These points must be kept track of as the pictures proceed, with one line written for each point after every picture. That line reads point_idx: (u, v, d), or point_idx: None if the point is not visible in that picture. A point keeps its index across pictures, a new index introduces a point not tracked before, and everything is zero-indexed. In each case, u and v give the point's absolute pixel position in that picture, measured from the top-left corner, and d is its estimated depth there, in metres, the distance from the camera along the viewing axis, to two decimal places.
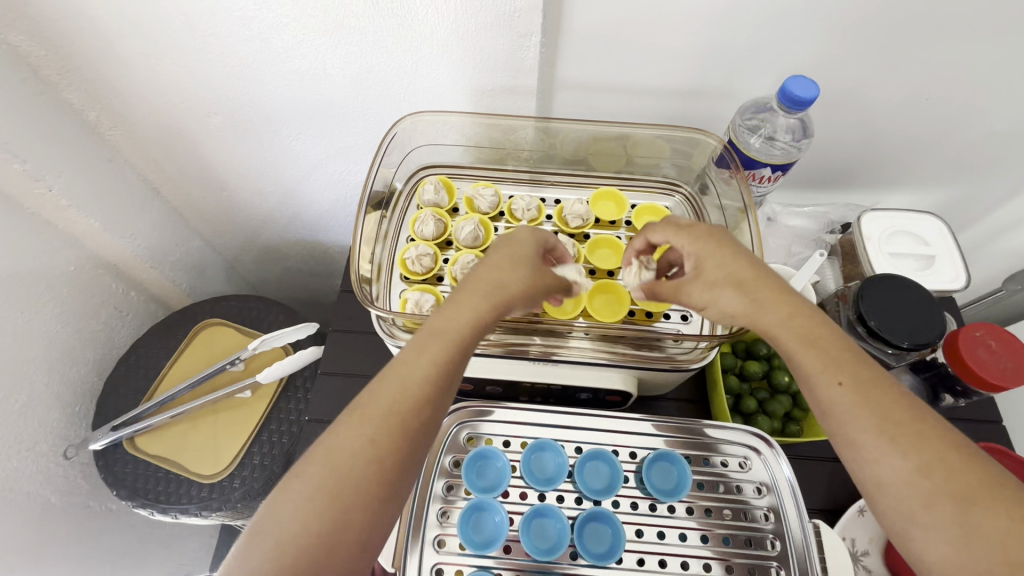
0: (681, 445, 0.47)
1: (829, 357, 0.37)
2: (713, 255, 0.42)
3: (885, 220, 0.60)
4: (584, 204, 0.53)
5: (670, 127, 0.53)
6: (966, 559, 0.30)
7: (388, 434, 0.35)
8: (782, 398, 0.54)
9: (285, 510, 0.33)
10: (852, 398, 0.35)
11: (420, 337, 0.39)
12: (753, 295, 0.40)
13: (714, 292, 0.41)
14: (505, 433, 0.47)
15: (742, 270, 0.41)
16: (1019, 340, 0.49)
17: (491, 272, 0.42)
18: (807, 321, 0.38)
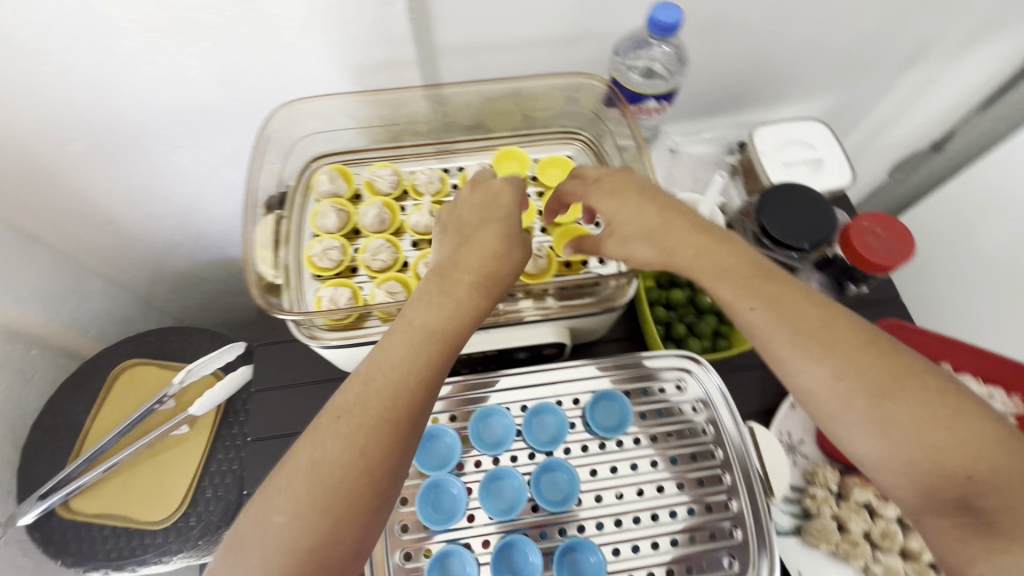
0: (619, 382, 0.48)
1: (743, 283, 0.39)
2: (620, 208, 0.43)
3: (774, 133, 0.63)
4: (486, 167, 0.52)
5: (554, 75, 0.53)
6: (883, 445, 0.33)
7: (378, 443, 0.34)
8: (708, 319, 0.57)
9: (269, 516, 0.33)
10: (767, 318, 0.37)
11: (410, 336, 0.37)
12: (659, 248, 0.41)
13: (627, 246, 0.43)
14: (450, 408, 0.47)
15: (653, 222, 0.42)
16: (900, 223, 0.53)
17: (486, 262, 0.40)
18: (716, 261, 0.40)
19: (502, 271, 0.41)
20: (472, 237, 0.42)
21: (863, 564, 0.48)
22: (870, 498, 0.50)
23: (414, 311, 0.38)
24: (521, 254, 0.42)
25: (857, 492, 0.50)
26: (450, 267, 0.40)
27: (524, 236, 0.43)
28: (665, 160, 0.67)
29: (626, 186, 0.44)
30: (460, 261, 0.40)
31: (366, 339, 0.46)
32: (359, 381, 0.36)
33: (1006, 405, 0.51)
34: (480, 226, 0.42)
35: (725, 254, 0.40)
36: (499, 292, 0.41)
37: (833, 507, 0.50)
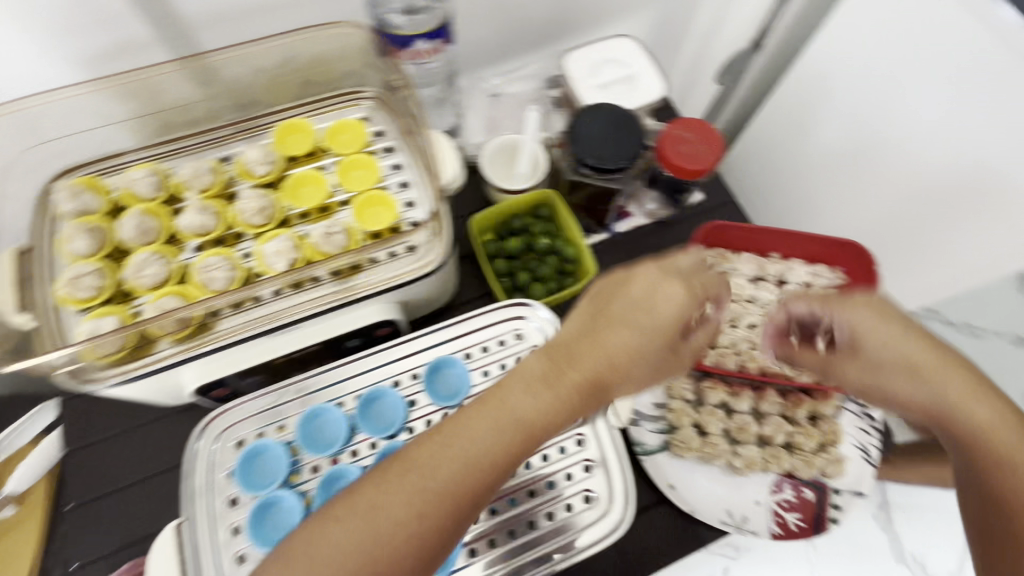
0: (456, 346, 0.46)
1: (990, 440, 0.33)
2: (873, 334, 0.38)
3: (584, 56, 0.61)
4: (259, 147, 0.46)
5: (300, 32, 0.47)
6: None
7: (438, 511, 0.30)
8: (547, 260, 0.55)
9: (306, 558, 0.28)
10: (1000, 446, 0.32)
11: (502, 417, 0.32)
12: (919, 396, 0.35)
13: (878, 378, 0.38)
14: (276, 418, 0.43)
15: (924, 363, 0.36)
16: (705, 125, 0.53)
17: (601, 364, 0.34)
18: (960, 410, 0.34)
19: (619, 377, 0.35)
20: (603, 326, 0.36)
21: (726, 461, 0.50)
22: (723, 397, 0.52)
23: (517, 395, 0.32)
24: (643, 374, 0.36)
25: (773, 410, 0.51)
26: (572, 359, 0.34)
27: (664, 355, 0.37)
28: (486, 104, 0.64)
29: (890, 325, 0.37)
30: (585, 354, 0.34)
31: (155, 367, 0.40)
32: (438, 443, 0.31)
33: (829, 280, 0.54)
34: (619, 314, 0.36)
35: (994, 407, 0.33)
36: (605, 394, 0.35)
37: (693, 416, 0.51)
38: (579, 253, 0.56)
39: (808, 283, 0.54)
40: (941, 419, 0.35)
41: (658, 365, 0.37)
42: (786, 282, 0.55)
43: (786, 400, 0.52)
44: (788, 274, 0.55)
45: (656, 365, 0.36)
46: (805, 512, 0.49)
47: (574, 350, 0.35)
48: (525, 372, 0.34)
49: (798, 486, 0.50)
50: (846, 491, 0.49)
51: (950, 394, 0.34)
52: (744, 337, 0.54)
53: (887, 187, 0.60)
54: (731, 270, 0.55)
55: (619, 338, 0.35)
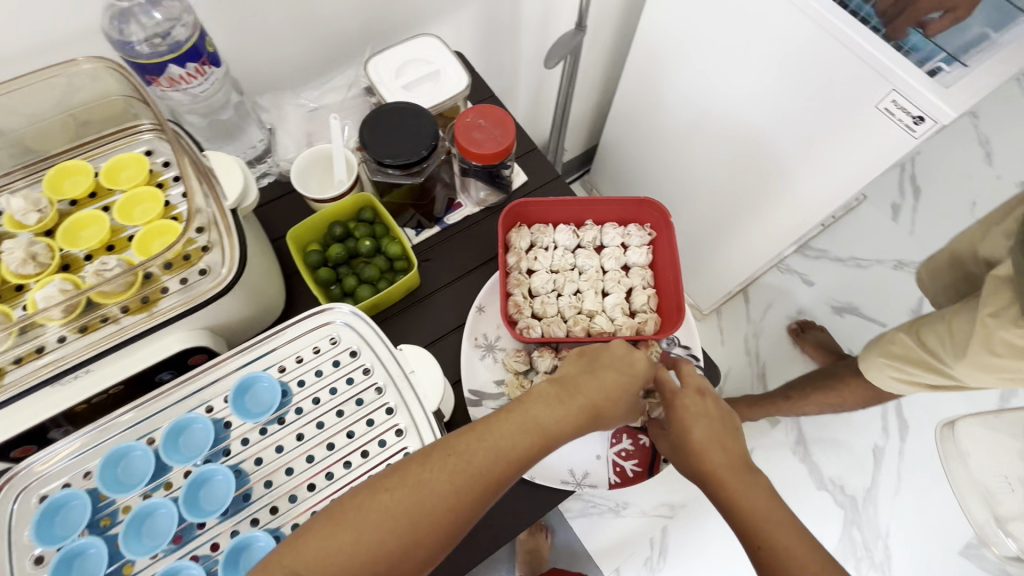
0: (268, 361, 0.46)
1: (739, 480, 0.44)
2: (677, 425, 0.47)
3: (388, 59, 0.62)
4: (27, 194, 0.45)
5: (46, 73, 0.46)
6: None
7: (471, 488, 0.37)
8: (372, 261, 0.56)
9: (366, 508, 0.35)
10: (740, 492, 0.43)
11: (523, 420, 0.40)
12: (701, 478, 0.45)
13: (678, 443, 0.47)
14: (81, 465, 0.42)
15: (707, 438, 0.45)
16: (478, 108, 0.57)
17: (599, 391, 0.43)
18: (723, 475, 0.44)
19: (609, 413, 0.43)
20: (602, 362, 0.45)
21: None
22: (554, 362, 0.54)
23: (539, 409, 0.41)
24: (625, 406, 0.45)
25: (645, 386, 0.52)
26: (577, 387, 0.43)
27: (638, 396, 0.46)
28: (303, 117, 0.64)
29: (686, 427, 0.46)
30: (583, 387, 0.43)
31: None
32: (475, 435, 0.39)
33: (639, 238, 0.58)
34: (606, 362, 0.45)
35: (740, 452, 0.45)
36: (599, 418, 0.43)
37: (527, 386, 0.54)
38: (404, 251, 0.57)
39: (622, 243, 0.59)
40: (716, 487, 0.44)
41: (636, 402, 0.46)
42: (604, 247, 0.59)
43: None
44: (603, 239, 0.59)
45: (635, 401, 0.46)
46: (641, 457, 0.52)
47: (581, 382, 0.43)
48: (540, 394, 0.43)
49: (634, 435, 0.53)
50: None
51: (713, 464, 0.44)
52: (570, 304, 0.57)
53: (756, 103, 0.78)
54: (551, 243, 0.59)
55: (611, 376, 0.44)
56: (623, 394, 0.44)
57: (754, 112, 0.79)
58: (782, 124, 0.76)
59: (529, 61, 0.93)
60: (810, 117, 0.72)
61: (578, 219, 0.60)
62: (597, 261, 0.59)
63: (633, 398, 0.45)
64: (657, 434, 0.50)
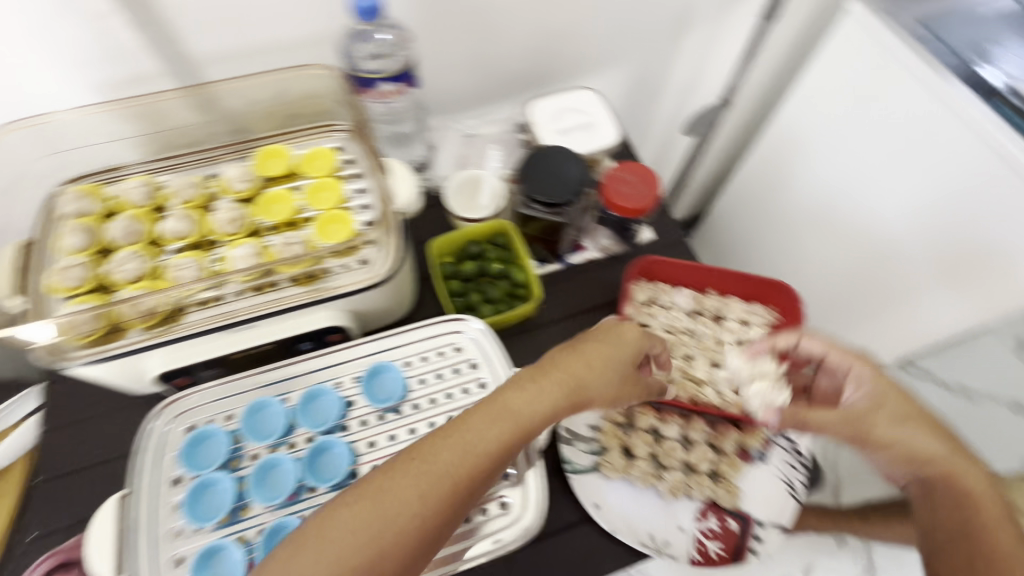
0: (397, 354, 0.50)
1: (954, 460, 0.42)
2: (893, 401, 0.45)
3: (549, 103, 0.67)
4: (242, 167, 0.53)
5: (286, 70, 0.54)
6: None
7: (438, 489, 0.36)
8: (498, 284, 0.59)
9: (330, 527, 0.34)
10: (958, 472, 0.42)
11: (493, 411, 0.40)
12: (943, 468, 0.42)
13: (902, 433, 0.44)
14: (225, 408, 0.47)
15: (912, 415, 0.44)
16: (625, 166, 0.59)
17: (582, 367, 0.43)
18: (963, 467, 0.42)
19: (592, 386, 0.43)
20: (580, 345, 0.45)
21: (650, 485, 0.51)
22: (651, 421, 0.54)
23: (508, 392, 0.41)
24: (614, 379, 0.45)
25: (755, 394, 0.53)
26: (545, 365, 0.43)
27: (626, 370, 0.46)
28: (459, 142, 0.70)
29: (916, 411, 0.45)
30: (553, 362, 0.43)
31: (121, 350, 0.45)
32: (441, 435, 0.38)
33: (762, 318, 0.59)
34: (587, 339, 0.46)
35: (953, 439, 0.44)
36: (582, 390, 0.43)
37: (621, 438, 0.53)
38: (529, 281, 0.60)
39: (743, 320, 0.59)
40: (952, 480, 0.42)
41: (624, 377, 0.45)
42: (723, 318, 0.60)
43: (715, 429, 0.54)
44: (725, 310, 0.59)
45: (618, 374, 0.45)
46: (727, 542, 0.49)
47: (554, 359, 0.44)
48: (516, 378, 0.42)
49: (722, 516, 0.50)
50: (770, 524, 0.50)
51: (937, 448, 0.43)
52: (678, 367, 0.57)
53: (891, 193, 0.75)
54: (670, 303, 0.60)
55: (591, 348, 0.44)
56: (604, 369, 0.44)
57: (881, 207, 0.77)
58: (912, 226, 0.74)
59: (663, 125, 0.96)
60: (939, 205, 0.70)
61: (702, 286, 0.61)
62: (714, 331, 0.59)
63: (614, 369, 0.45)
64: (840, 422, 0.47)
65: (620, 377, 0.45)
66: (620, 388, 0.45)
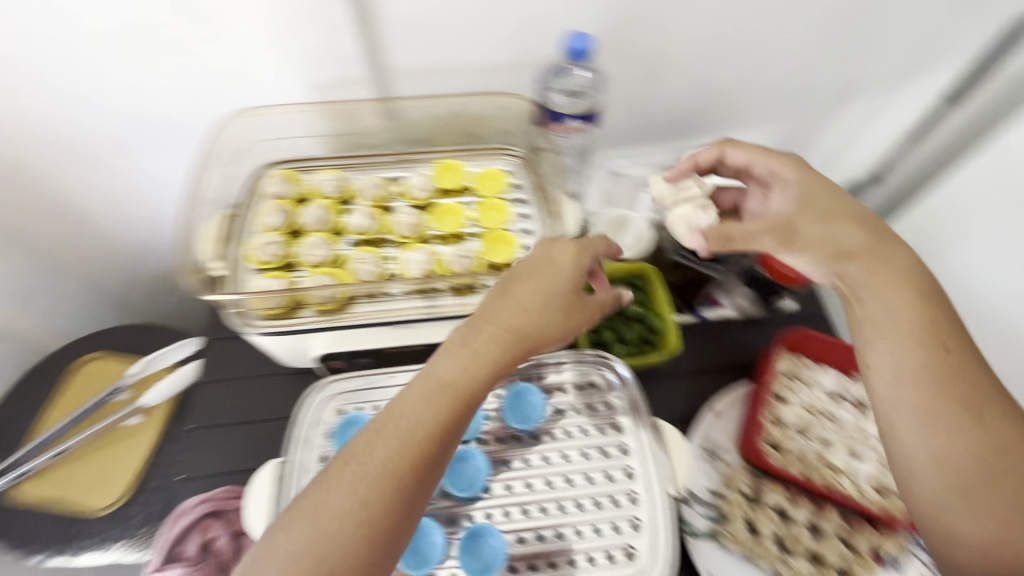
0: (538, 380, 0.51)
1: (887, 263, 0.44)
2: (818, 194, 0.48)
3: None
4: (424, 176, 0.56)
5: (482, 95, 0.58)
6: (907, 401, 0.40)
7: (378, 484, 0.36)
8: (634, 325, 0.59)
9: (275, 547, 0.35)
10: (909, 301, 0.43)
11: (428, 387, 0.40)
12: (870, 231, 0.46)
13: (888, 266, 0.44)
14: (374, 398, 0.50)
15: (887, 251, 0.45)
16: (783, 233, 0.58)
17: (517, 313, 0.43)
18: (881, 249, 0.45)
19: (532, 327, 0.43)
20: (510, 290, 0.44)
21: (772, 567, 0.49)
22: (780, 500, 0.52)
23: (437, 363, 0.41)
24: (553, 316, 0.44)
25: (680, 200, 0.55)
26: (473, 322, 0.43)
27: (569, 302, 0.45)
28: (606, 179, 0.72)
29: (844, 207, 0.47)
30: (482, 316, 0.43)
31: (298, 327, 0.49)
32: (375, 428, 0.38)
33: None
34: (522, 278, 0.45)
35: (922, 275, 0.44)
36: (523, 334, 0.43)
37: (745, 509, 0.51)
38: (666, 326, 0.58)
39: None
40: (879, 270, 0.44)
41: (564, 310, 0.45)
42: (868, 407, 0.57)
43: (849, 523, 0.51)
44: None
45: (562, 317, 0.45)
46: None
47: (482, 311, 0.44)
48: (448, 345, 0.43)
49: None
50: None
51: (893, 270, 0.44)
52: (814, 449, 0.54)
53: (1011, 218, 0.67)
54: (812, 381, 0.58)
55: (524, 291, 0.44)
56: (539, 308, 0.44)
57: None
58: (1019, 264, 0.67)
59: None
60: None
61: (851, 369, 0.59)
62: (858, 419, 0.56)
63: (549, 310, 0.44)
64: (784, 230, 0.46)
65: (566, 327, 0.45)
66: (563, 326, 0.45)
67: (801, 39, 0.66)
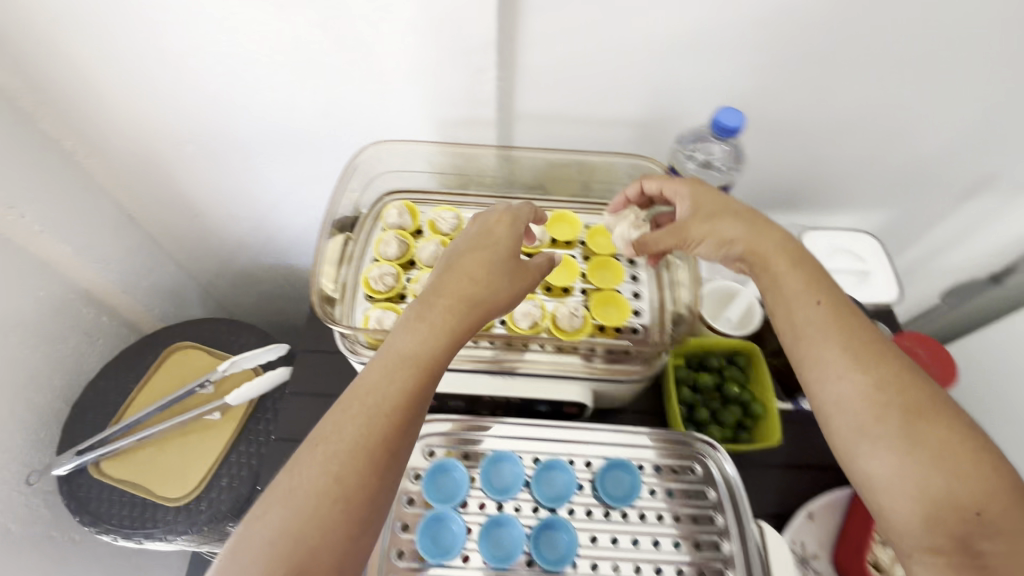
0: (633, 455, 0.50)
1: (783, 257, 0.44)
2: (707, 196, 0.48)
3: (824, 238, 0.64)
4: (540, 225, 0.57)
5: (616, 156, 0.60)
6: (845, 403, 0.37)
7: (349, 461, 0.37)
8: (732, 408, 0.56)
9: (255, 537, 0.35)
10: (794, 298, 0.42)
11: (388, 362, 0.40)
12: (748, 220, 0.46)
13: (761, 245, 0.45)
14: (465, 445, 0.50)
15: (751, 247, 0.45)
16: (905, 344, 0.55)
17: (466, 285, 0.44)
18: (763, 240, 0.45)
19: (482, 296, 0.44)
20: (456, 264, 0.45)
21: None
22: None
23: (395, 339, 0.41)
24: (501, 286, 0.45)
25: (618, 222, 0.55)
26: (423, 298, 0.44)
27: (513, 270, 0.46)
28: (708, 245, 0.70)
29: (728, 202, 0.48)
30: (428, 291, 0.44)
31: None
32: (341, 409, 0.39)
33: None
34: (463, 257, 0.46)
35: (802, 255, 0.44)
36: (471, 300, 0.44)
37: None
38: (768, 413, 0.56)
39: None
40: (760, 251, 0.45)
41: (512, 279, 0.45)
42: None
43: None
44: None
45: (507, 282, 0.45)
46: None
47: (428, 286, 0.45)
48: (402, 321, 0.44)
49: None
50: None
51: (766, 246, 0.44)
52: None
53: None
54: None
55: (469, 263, 0.45)
56: (485, 276, 0.45)
57: None
58: None
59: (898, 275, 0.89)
60: None
61: None
62: None
63: (493, 275, 0.45)
64: (670, 233, 0.49)
65: (509, 293, 0.45)
66: (512, 291, 0.46)
67: (938, 130, 0.63)
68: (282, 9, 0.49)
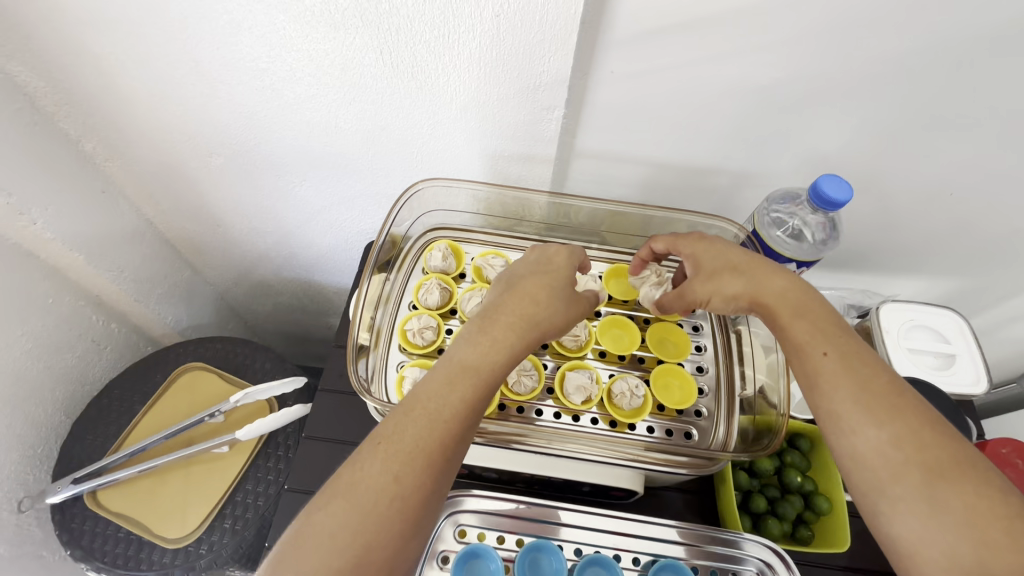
0: (688, 557, 0.44)
1: (789, 304, 0.41)
2: (706, 251, 0.45)
3: (902, 311, 0.58)
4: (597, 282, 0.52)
5: (689, 213, 0.54)
6: (863, 456, 0.34)
7: (412, 463, 0.33)
8: (793, 500, 0.50)
9: (314, 526, 0.32)
10: (805, 342, 0.39)
11: (450, 370, 0.37)
12: (748, 272, 0.43)
13: (760, 286, 0.42)
14: (499, 528, 0.45)
15: (747, 286, 0.42)
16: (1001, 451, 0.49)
17: (528, 304, 0.41)
18: (768, 282, 0.42)
19: (544, 317, 0.41)
20: (517, 285, 0.43)
21: None
22: None
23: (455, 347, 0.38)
24: (563, 307, 0.43)
25: (640, 285, 0.52)
26: (480, 315, 0.41)
27: (574, 297, 0.44)
28: None
29: (731, 248, 0.45)
30: (484, 311, 0.41)
31: None
32: (404, 409, 0.36)
33: None
34: (526, 277, 0.44)
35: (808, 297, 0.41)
36: (536, 320, 0.41)
37: None
38: (833, 508, 0.50)
39: None
40: (767, 295, 0.42)
41: (571, 303, 0.43)
42: None
43: None
44: None
45: (569, 305, 0.43)
46: None
47: (487, 306, 0.42)
48: (464, 333, 0.41)
49: None
50: None
51: (775, 288, 0.41)
52: None
53: None
54: None
55: (532, 284, 0.43)
56: (550, 296, 0.42)
57: None
58: None
59: None
60: None
61: None
62: None
63: (561, 298, 0.43)
64: (676, 296, 0.46)
65: (571, 318, 0.43)
66: (574, 317, 0.43)
67: None
68: (334, 29, 0.43)
